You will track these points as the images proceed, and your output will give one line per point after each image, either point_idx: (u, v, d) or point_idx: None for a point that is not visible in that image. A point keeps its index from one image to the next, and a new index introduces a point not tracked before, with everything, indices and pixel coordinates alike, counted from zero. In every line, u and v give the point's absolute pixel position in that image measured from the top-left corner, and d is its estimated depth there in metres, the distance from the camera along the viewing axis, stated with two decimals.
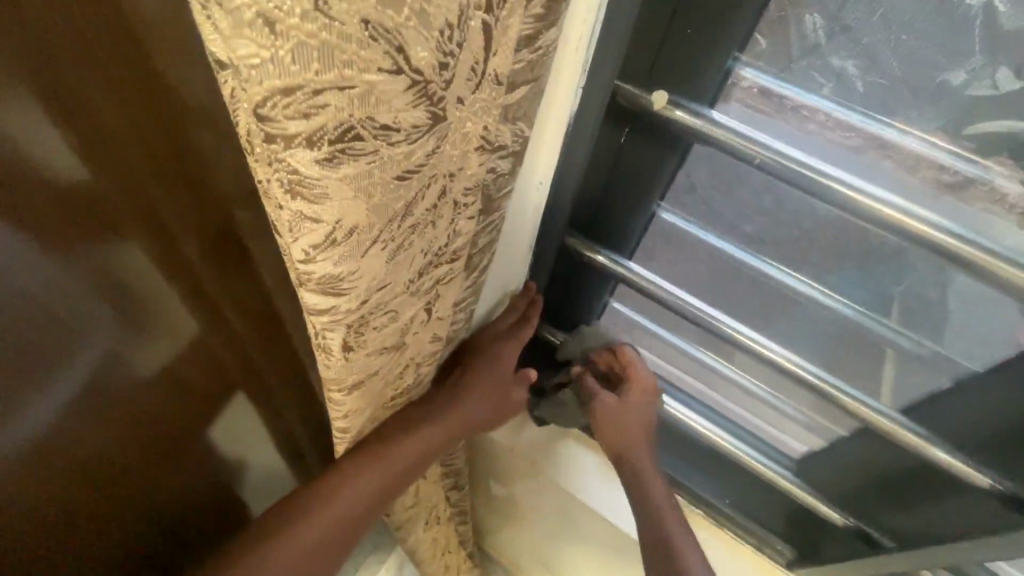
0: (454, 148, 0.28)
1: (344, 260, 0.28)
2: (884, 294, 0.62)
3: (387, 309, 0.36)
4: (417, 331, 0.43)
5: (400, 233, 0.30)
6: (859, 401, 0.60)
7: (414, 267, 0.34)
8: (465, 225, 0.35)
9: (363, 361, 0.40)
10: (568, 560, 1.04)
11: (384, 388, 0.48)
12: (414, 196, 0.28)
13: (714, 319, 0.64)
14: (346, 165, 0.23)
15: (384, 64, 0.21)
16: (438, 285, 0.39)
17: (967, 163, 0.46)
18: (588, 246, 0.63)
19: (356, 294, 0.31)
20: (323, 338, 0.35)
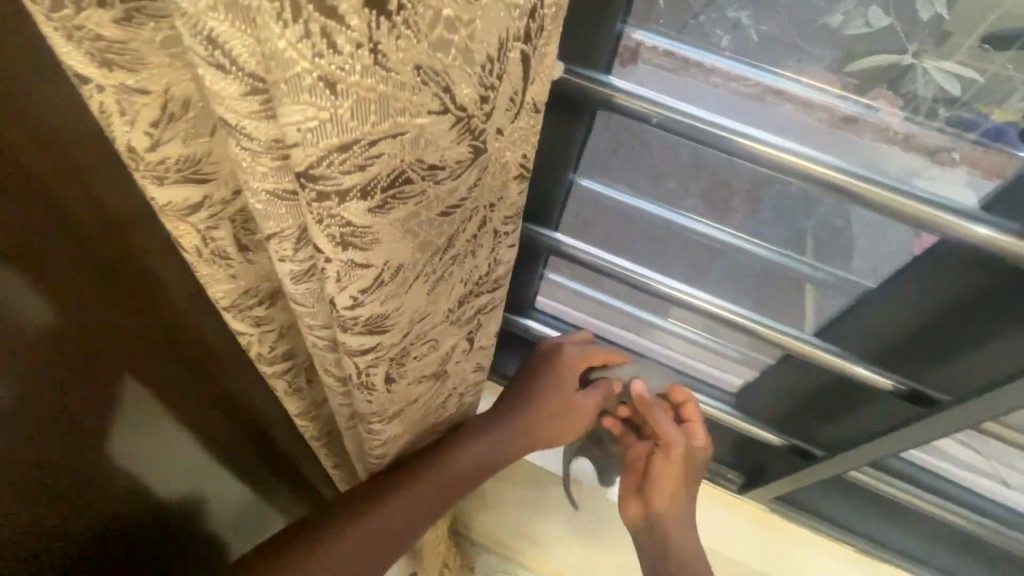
0: (492, 179, 0.29)
1: (390, 298, 0.29)
2: (798, 227, 0.69)
3: (426, 339, 0.37)
4: (458, 360, 0.44)
5: (439, 267, 0.31)
6: (776, 328, 0.68)
7: (452, 298, 0.35)
8: (506, 252, 0.36)
9: (403, 391, 0.40)
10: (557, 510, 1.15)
11: (420, 418, 0.49)
12: (456, 231, 0.29)
13: (645, 277, 0.71)
14: (397, 209, 0.24)
15: (433, 105, 0.22)
16: (480, 313, 0.40)
17: (850, 103, 0.52)
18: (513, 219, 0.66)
19: (399, 329, 0.32)
20: (366, 377, 0.35)
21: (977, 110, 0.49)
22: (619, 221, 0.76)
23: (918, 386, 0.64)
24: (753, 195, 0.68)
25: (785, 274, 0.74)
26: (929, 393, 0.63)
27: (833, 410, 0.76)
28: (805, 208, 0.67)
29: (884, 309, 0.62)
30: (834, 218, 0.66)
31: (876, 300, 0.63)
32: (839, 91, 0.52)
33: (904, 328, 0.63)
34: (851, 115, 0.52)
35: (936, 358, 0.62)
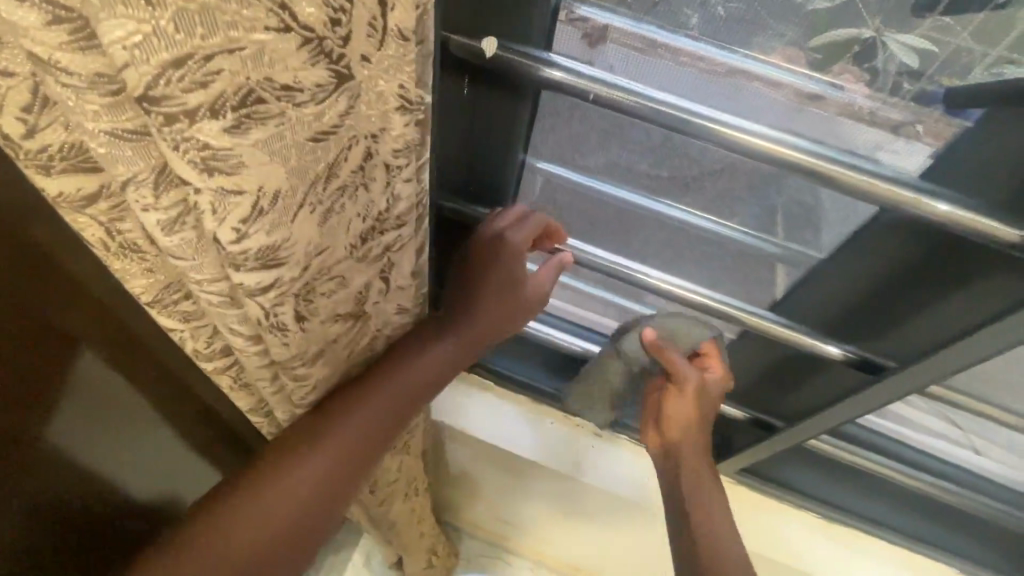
0: (368, 109, 0.31)
1: (276, 230, 0.32)
2: (770, 203, 0.64)
3: (332, 273, 0.41)
4: (377, 301, 0.50)
5: (326, 198, 0.34)
6: (751, 315, 0.67)
7: (351, 236, 0.39)
8: (404, 189, 0.38)
9: (319, 331, 0.46)
10: (532, 489, 1.15)
11: (344, 360, 0.55)
12: (334, 163, 0.32)
13: (608, 264, 0.70)
14: (255, 132, 0.27)
15: (270, 21, 0.24)
16: (389, 253, 0.44)
17: (821, 83, 0.49)
18: (457, 202, 0.67)
19: (294, 261, 0.36)
20: (275, 312, 0.39)
21: (940, 83, 0.46)
22: (581, 206, 0.73)
23: (868, 354, 0.63)
24: (721, 171, 0.63)
25: (757, 255, 0.70)
26: (879, 360, 0.62)
27: (790, 382, 0.76)
28: (773, 182, 0.61)
29: (831, 281, 0.63)
30: (803, 192, 0.60)
31: (835, 275, 0.62)
32: (810, 71, 0.49)
33: (858, 295, 0.62)
34: (817, 93, 0.50)
35: (883, 322, 0.62)
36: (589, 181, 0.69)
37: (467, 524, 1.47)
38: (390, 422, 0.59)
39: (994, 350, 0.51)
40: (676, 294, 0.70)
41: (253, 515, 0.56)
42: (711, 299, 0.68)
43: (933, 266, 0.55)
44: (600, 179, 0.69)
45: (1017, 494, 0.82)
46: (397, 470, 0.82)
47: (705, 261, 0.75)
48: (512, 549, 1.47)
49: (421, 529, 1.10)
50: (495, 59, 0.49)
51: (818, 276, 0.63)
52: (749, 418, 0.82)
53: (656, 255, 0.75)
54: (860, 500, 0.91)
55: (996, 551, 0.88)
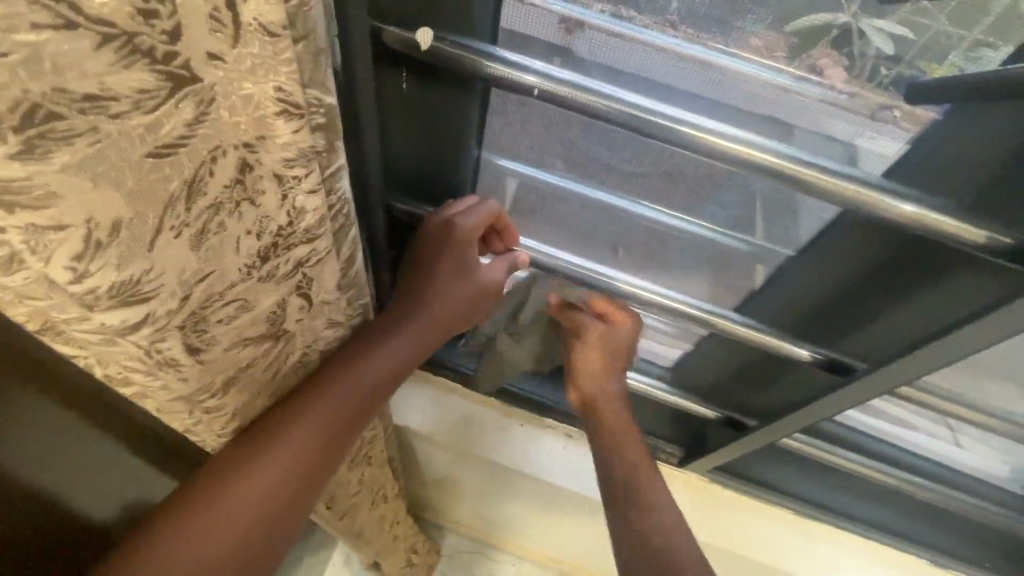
0: (230, 116, 0.31)
1: (131, 264, 0.33)
2: (740, 208, 0.61)
3: (227, 295, 0.42)
4: (299, 319, 0.50)
5: (196, 221, 0.34)
6: (723, 319, 0.66)
7: (244, 256, 0.39)
8: (307, 201, 0.39)
9: (225, 357, 0.47)
10: (511, 491, 1.14)
11: (267, 384, 0.55)
12: (196, 185, 0.32)
13: (572, 267, 0.69)
14: (59, 155, 0.25)
15: (39, 16, 0.21)
16: (302, 267, 0.45)
17: (801, 79, 0.47)
18: (405, 204, 0.65)
19: (168, 285, 0.36)
20: (156, 346, 0.40)
21: (919, 67, 0.43)
22: (545, 202, 0.70)
23: (834, 354, 0.62)
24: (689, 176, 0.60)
25: (730, 256, 0.67)
26: (847, 361, 0.61)
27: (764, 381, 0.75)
28: (737, 188, 0.59)
29: (799, 282, 0.61)
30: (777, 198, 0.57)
31: (804, 274, 0.60)
32: (790, 66, 0.47)
33: (822, 296, 0.61)
34: (795, 89, 0.48)
35: (848, 325, 0.61)
36: (547, 177, 0.66)
37: (448, 521, 1.45)
38: (338, 428, 0.56)
39: (953, 356, 0.50)
40: (645, 297, 0.67)
41: (200, 533, 0.52)
42: (682, 302, 0.67)
43: (893, 266, 0.54)
44: (556, 172, 0.65)
45: (985, 486, 0.82)
46: (359, 479, 0.81)
47: (679, 261, 0.72)
48: (495, 543, 1.46)
49: (396, 532, 1.09)
50: (431, 51, 0.46)
51: (786, 271, 0.62)
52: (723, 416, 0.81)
53: (626, 255, 0.73)
54: (834, 497, 0.91)
55: (963, 539, 0.89)
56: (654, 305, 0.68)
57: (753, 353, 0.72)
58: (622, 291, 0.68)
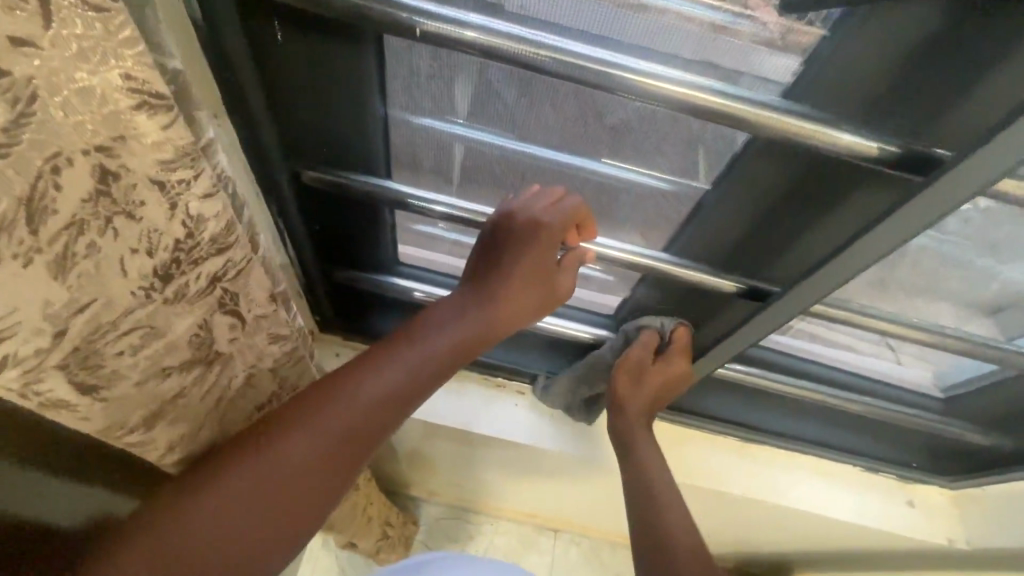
0: (68, 115, 0.29)
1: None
2: (662, 161, 0.61)
3: (124, 325, 0.39)
4: (233, 339, 0.49)
5: (50, 245, 0.31)
6: (651, 258, 0.66)
7: (135, 278, 0.37)
8: (202, 206, 0.38)
9: (140, 392, 0.44)
10: (478, 457, 1.15)
11: (204, 415, 0.53)
12: (40, 204, 0.30)
13: None
14: None
15: None
16: (221, 282, 0.44)
17: (719, 13, 0.46)
18: (315, 171, 0.63)
19: (30, 321, 0.33)
20: (33, 387, 0.36)
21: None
22: (485, 160, 0.66)
23: (755, 282, 0.65)
24: (621, 128, 0.58)
25: (673, 200, 0.65)
26: (767, 287, 0.65)
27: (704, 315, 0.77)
28: (662, 135, 0.58)
29: (724, 213, 0.62)
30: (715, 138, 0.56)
31: (724, 207, 0.61)
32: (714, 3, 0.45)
33: (739, 230, 0.63)
34: (717, 23, 0.46)
35: (773, 253, 0.64)
36: (467, 131, 0.62)
37: (423, 492, 1.46)
38: (360, 434, 0.52)
39: (854, 268, 0.53)
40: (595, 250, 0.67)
41: (252, 483, 0.49)
42: (630, 252, 0.67)
43: (807, 188, 0.56)
44: (472, 125, 0.61)
45: (909, 393, 0.88)
46: None
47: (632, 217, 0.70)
48: (472, 507, 1.48)
49: (370, 512, 1.09)
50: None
51: (704, 209, 0.62)
52: None
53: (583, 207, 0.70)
54: (784, 424, 0.97)
55: (898, 447, 0.97)
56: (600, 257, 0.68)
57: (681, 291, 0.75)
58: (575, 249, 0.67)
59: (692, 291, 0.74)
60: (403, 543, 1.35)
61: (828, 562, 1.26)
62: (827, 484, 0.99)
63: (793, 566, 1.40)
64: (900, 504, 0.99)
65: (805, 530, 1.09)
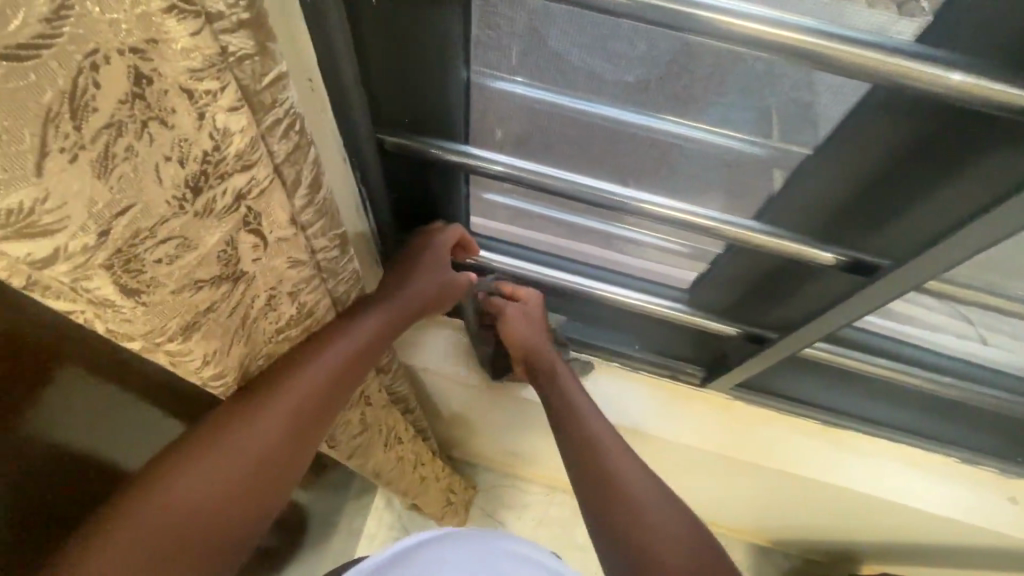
0: (103, 12, 0.27)
1: (15, 189, 0.29)
2: (748, 116, 0.55)
3: (165, 233, 0.38)
4: (256, 259, 0.48)
5: (93, 143, 0.30)
6: (728, 224, 0.61)
7: (170, 188, 0.36)
8: (229, 120, 0.36)
9: (176, 300, 0.43)
10: (535, 424, 1.15)
11: (235, 329, 0.52)
12: (81, 101, 0.28)
13: (572, 189, 0.64)
14: None
15: None
16: (245, 199, 0.42)
17: None
18: (399, 139, 0.61)
19: (78, 218, 0.32)
20: (84, 281, 0.36)
21: None
22: (559, 127, 0.63)
23: (856, 253, 0.58)
24: (709, 79, 0.52)
25: (752, 164, 0.59)
26: (872, 259, 0.57)
27: (779, 295, 0.71)
28: (761, 87, 0.51)
29: (827, 182, 0.55)
30: (800, 91, 0.50)
31: (823, 171, 0.54)
32: None
33: (828, 201, 0.56)
34: None
35: (872, 224, 0.56)
36: (547, 95, 0.58)
37: (480, 459, 1.49)
38: (297, 415, 0.60)
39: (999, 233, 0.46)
40: (662, 214, 0.63)
41: (217, 463, 0.57)
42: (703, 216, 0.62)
43: (925, 158, 0.49)
44: (553, 91, 0.58)
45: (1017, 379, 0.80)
46: (362, 419, 0.83)
47: (704, 186, 0.65)
48: (525, 476, 1.50)
49: (421, 473, 1.12)
50: None
51: (802, 175, 0.56)
52: (745, 333, 0.78)
53: (645, 170, 0.66)
54: (867, 409, 0.90)
55: (1003, 441, 0.88)
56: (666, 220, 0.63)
57: (771, 266, 0.68)
58: (641, 212, 0.64)
59: (775, 268, 0.68)
60: (461, 508, 1.38)
61: (903, 551, 1.19)
62: (913, 474, 0.92)
63: (862, 556, 1.33)
64: (998, 500, 0.91)
65: (880, 517, 1.03)
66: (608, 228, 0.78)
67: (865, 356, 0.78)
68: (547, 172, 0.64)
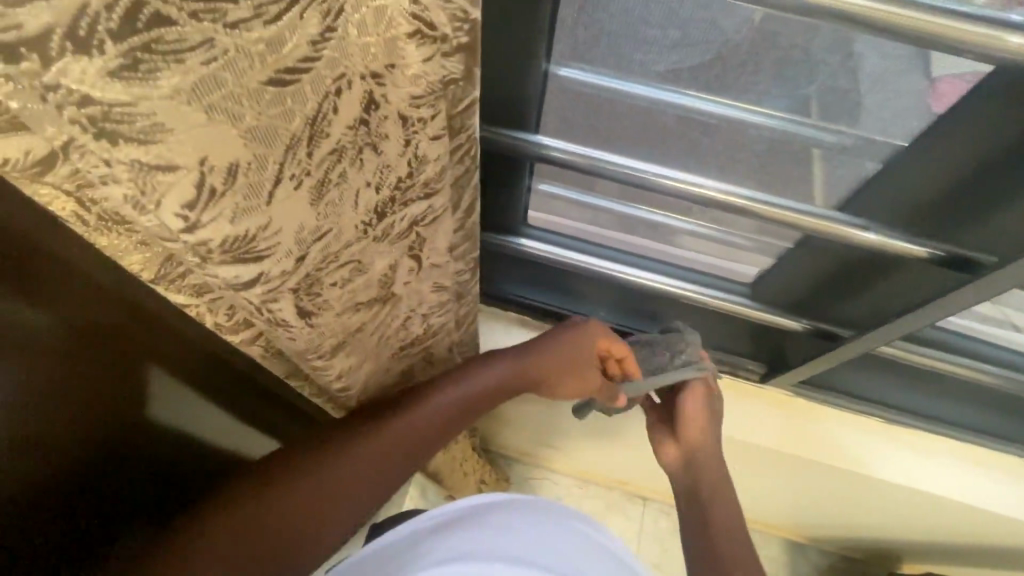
0: (359, 35, 0.26)
1: (247, 217, 0.31)
2: (799, 96, 0.53)
3: (349, 259, 0.41)
4: (407, 281, 0.49)
5: (318, 168, 0.31)
6: (790, 208, 0.58)
7: (362, 213, 0.37)
8: (429, 147, 0.35)
9: (336, 322, 0.47)
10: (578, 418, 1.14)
11: (376, 344, 0.56)
12: (319, 126, 0.29)
13: (636, 174, 0.60)
14: (168, 75, 0.22)
15: None
16: (417, 227, 0.42)
17: None
18: (488, 130, 0.59)
19: (281, 250, 0.34)
20: (277, 303, 0.39)
21: None
22: (628, 116, 0.60)
23: (955, 248, 0.55)
24: (744, 66, 0.51)
25: (785, 143, 0.58)
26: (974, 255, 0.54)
27: (857, 287, 0.69)
28: (802, 73, 0.50)
29: (918, 166, 0.52)
30: (839, 77, 0.49)
31: (919, 163, 0.52)
32: None
33: (927, 194, 0.54)
34: None
35: (974, 218, 0.53)
36: (619, 83, 0.56)
37: (511, 451, 1.48)
38: (410, 438, 0.61)
39: None
40: (714, 196, 0.59)
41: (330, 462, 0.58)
42: (756, 200, 0.59)
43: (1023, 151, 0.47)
44: (630, 81, 0.55)
45: None
46: None
47: (752, 173, 0.62)
48: (556, 468, 1.49)
49: (466, 467, 1.12)
50: None
51: (901, 165, 0.53)
52: (811, 328, 0.75)
53: (675, 152, 0.62)
54: (929, 406, 0.87)
55: None
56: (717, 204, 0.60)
57: (850, 257, 0.66)
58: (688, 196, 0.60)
59: (848, 259, 0.66)
60: None
61: (954, 552, 1.16)
62: (981, 474, 0.89)
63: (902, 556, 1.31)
64: None
65: (941, 519, 1.00)
66: (658, 216, 0.76)
67: (944, 353, 0.74)
68: (616, 159, 0.60)
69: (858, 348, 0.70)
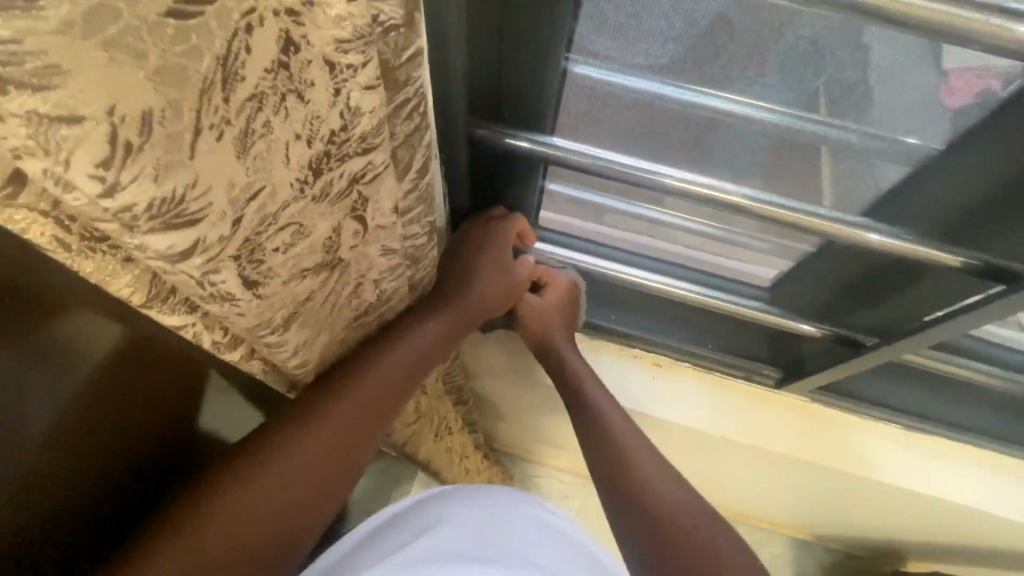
0: None
1: (172, 176, 0.26)
2: (807, 88, 0.51)
3: (288, 221, 0.36)
4: (353, 245, 0.44)
5: (238, 118, 0.27)
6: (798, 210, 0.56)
7: (296, 168, 0.32)
8: (364, 98, 0.31)
9: (284, 291, 0.41)
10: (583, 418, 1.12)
11: (329, 312, 0.50)
12: (233, 68, 0.24)
13: (646, 173, 0.59)
14: (52, 4, 0.18)
15: None
16: (357, 185, 0.38)
17: None
18: (493, 131, 0.57)
19: (213, 212, 0.29)
20: (221, 275, 0.34)
21: None
22: (639, 118, 0.59)
23: (988, 256, 0.52)
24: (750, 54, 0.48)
25: (792, 137, 0.56)
26: (1006, 262, 0.52)
27: (883, 297, 0.66)
28: (808, 61, 0.48)
29: (956, 165, 0.49)
30: (846, 69, 0.47)
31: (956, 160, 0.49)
32: None
33: (960, 196, 0.51)
34: None
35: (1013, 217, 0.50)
36: (628, 80, 0.55)
37: (516, 450, 1.46)
38: (359, 421, 0.58)
39: None
40: (719, 196, 0.58)
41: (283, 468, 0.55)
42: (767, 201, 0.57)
43: None
44: (638, 76, 0.54)
45: None
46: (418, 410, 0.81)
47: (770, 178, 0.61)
48: (563, 467, 1.47)
49: (469, 466, 1.10)
50: None
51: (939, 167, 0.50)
52: (833, 335, 0.73)
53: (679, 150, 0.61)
54: (959, 416, 0.83)
55: None
56: (721, 204, 0.59)
57: (879, 263, 0.63)
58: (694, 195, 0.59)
59: (879, 268, 0.63)
60: None
61: (965, 560, 1.13)
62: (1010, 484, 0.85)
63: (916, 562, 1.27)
64: None
65: (963, 529, 0.96)
66: (673, 218, 0.74)
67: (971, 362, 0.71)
68: (624, 160, 0.60)
69: (884, 358, 0.67)
